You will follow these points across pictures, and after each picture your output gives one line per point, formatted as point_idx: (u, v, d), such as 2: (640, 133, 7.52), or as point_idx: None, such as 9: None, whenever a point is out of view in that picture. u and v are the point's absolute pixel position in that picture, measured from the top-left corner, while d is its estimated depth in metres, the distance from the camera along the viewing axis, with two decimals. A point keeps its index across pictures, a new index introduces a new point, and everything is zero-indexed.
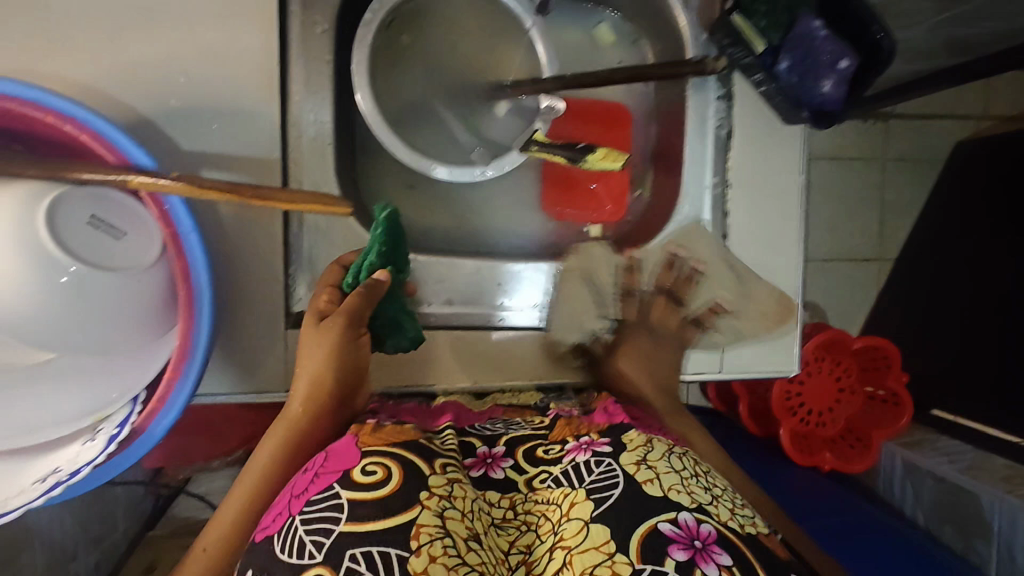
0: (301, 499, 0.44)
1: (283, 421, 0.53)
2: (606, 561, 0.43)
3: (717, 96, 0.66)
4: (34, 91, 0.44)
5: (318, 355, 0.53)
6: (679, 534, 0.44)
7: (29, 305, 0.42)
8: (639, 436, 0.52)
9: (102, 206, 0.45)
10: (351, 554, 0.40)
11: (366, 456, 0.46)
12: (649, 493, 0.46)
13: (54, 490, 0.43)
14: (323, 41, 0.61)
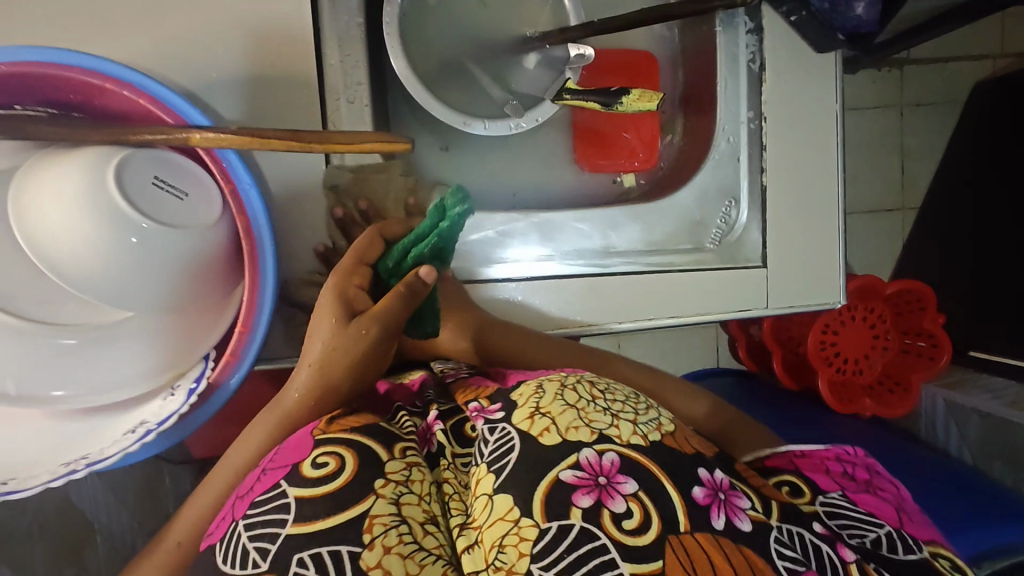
0: (246, 500, 0.42)
1: (279, 412, 0.52)
2: (512, 529, 0.40)
3: (746, 30, 0.66)
4: (93, 59, 0.45)
5: (342, 361, 0.51)
6: (583, 477, 0.42)
7: (105, 264, 0.43)
8: (528, 386, 0.48)
9: (162, 167, 0.46)
10: (297, 559, 0.38)
11: (319, 447, 0.43)
12: (546, 446, 0.43)
13: (146, 437, 0.45)
14: (352, 3, 0.62)
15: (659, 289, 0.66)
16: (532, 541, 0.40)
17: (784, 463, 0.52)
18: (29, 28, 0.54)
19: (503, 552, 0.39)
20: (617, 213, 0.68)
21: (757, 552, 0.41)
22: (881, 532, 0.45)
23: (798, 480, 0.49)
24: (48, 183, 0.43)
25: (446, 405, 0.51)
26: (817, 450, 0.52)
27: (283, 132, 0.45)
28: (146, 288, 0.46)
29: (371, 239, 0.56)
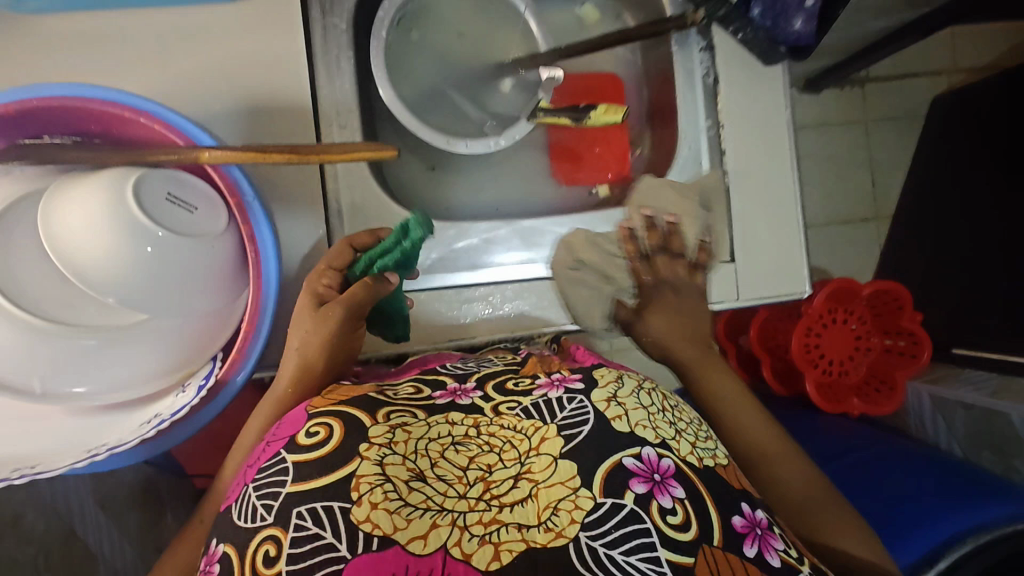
0: (256, 467, 0.45)
1: (274, 398, 0.58)
2: (570, 495, 0.45)
3: (700, 48, 0.73)
4: (113, 92, 0.51)
5: (315, 342, 0.57)
6: (641, 467, 0.47)
7: (125, 270, 0.48)
8: (609, 374, 0.55)
9: (176, 184, 0.51)
10: (296, 513, 0.41)
11: (313, 418, 0.47)
12: (618, 430, 0.49)
13: (161, 425, 0.49)
14: (343, 38, 0.69)
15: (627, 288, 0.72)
16: (586, 511, 0.44)
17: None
18: (65, 76, 0.62)
19: (556, 515, 0.44)
20: (592, 219, 0.74)
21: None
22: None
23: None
24: (76, 201, 0.48)
25: (488, 373, 0.56)
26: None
27: (282, 147, 0.51)
28: (160, 291, 0.50)
29: (340, 249, 0.61)
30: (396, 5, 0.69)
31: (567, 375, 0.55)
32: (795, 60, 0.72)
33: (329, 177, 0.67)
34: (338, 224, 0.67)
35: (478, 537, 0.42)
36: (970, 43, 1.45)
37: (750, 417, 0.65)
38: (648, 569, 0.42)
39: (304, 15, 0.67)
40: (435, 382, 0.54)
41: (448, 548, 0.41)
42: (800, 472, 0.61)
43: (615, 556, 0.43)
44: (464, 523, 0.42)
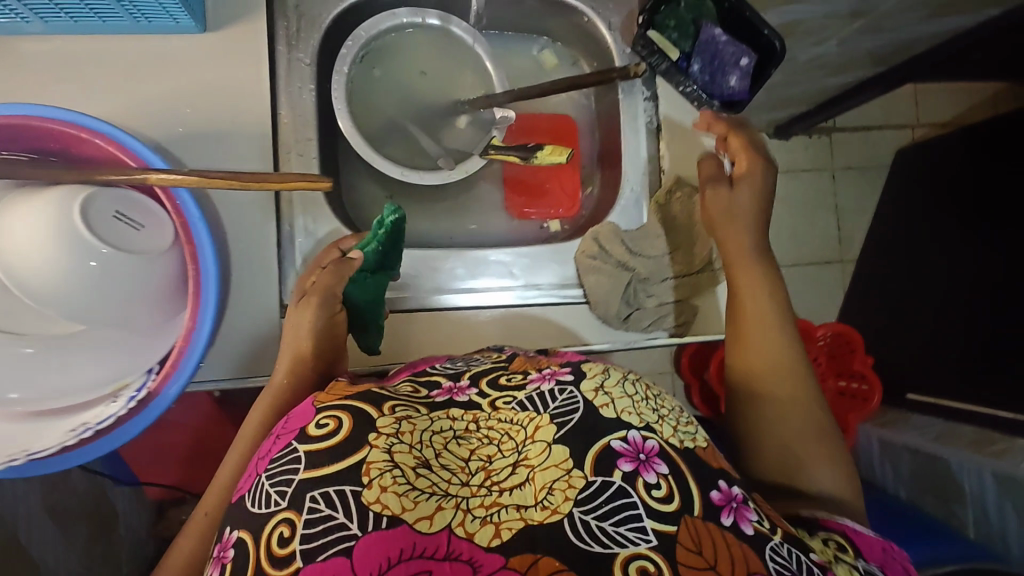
0: (267, 459, 0.46)
1: (268, 392, 0.61)
2: (564, 476, 0.45)
3: (644, 97, 0.78)
4: (70, 113, 0.54)
5: (302, 328, 0.63)
6: (628, 448, 0.46)
7: (66, 282, 0.50)
8: (596, 365, 0.54)
9: (124, 204, 0.54)
10: (310, 496, 0.42)
11: (321, 412, 0.47)
12: (604, 416, 0.48)
13: (85, 434, 0.52)
14: (306, 71, 0.72)
15: (561, 321, 0.75)
16: (580, 488, 0.44)
17: (837, 524, 0.52)
18: (37, 93, 0.65)
19: (552, 493, 0.44)
20: (540, 253, 0.77)
21: (756, 551, 0.44)
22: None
23: (846, 542, 0.50)
24: (24, 215, 0.50)
25: (481, 368, 0.55)
26: (869, 534, 0.52)
27: (225, 174, 0.54)
28: (101, 302, 0.53)
29: (328, 250, 0.68)
30: (360, 44, 0.74)
31: (558, 368, 0.53)
32: (729, 114, 0.78)
33: (286, 204, 0.71)
34: (289, 250, 0.71)
35: (480, 519, 0.42)
36: (932, 101, 1.51)
37: (778, 351, 0.63)
38: (636, 537, 0.43)
39: (271, 48, 0.72)
40: (428, 382, 0.53)
41: (452, 528, 0.41)
42: (807, 418, 0.59)
43: (606, 528, 0.43)
44: (467, 507, 0.43)
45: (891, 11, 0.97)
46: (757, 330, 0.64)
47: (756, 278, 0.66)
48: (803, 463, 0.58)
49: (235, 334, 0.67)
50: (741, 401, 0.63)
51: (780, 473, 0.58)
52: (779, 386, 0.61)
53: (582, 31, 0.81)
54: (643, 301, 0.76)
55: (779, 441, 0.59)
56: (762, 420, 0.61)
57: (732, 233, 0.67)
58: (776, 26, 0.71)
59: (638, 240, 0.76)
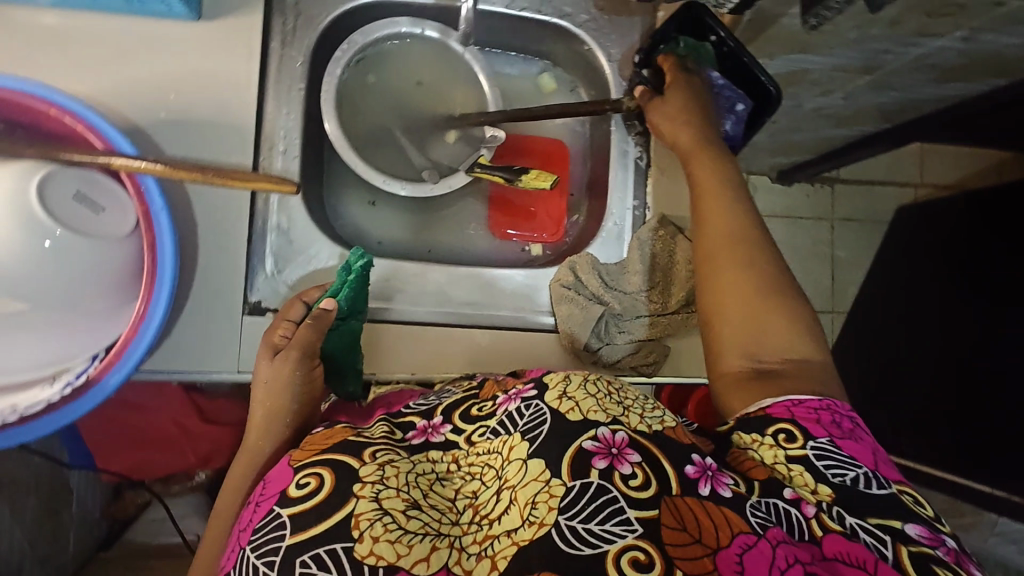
0: (248, 529, 0.45)
1: (243, 457, 0.61)
2: (544, 488, 0.43)
3: (635, 131, 0.77)
4: (42, 89, 0.54)
5: (274, 389, 0.62)
6: (599, 447, 0.45)
7: (13, 261, 0.49)
8: (557, 373, 0.51)
9: (87, 185, 0.53)
10: (300, 562, 0.41)
11: (299, 471, 0.46)
12: (571, 421, 0.46)
13: (9, 416, 0.51)
14: (297, 72, 0.72)
15: (528, 347, 0.74)
16: (560, 497, 0.43)
17: (781, 409, 0.53)
18: (23, 66, 0.64)
19: (536, 508, 0.43)
20: (514, 277, 0.75)
21: (736, 513, 0.44)
22: (859, 473, 0.50)
23: (793, 427, 0.52)
24: None
25: (453, 399, 0.54)
26: (810, 399, 0.54)
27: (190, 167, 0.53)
28: (48, 284, 0.51)
29: (293, 304, 0.65)
30: (356, 48, 0.73)
31: (523, 386, 0.52)
32: None
33: (260, 201, 0.69)
34: (260, 242, 0.69)
35: (476, 555, 0.43)
36: (938, 163, 1.50)
37: (731, 222, 0.63)
38: (622, 531, 0.42)
39: (264, 44, 0.71)
40: (404, 424, 0.53)
41: (450, 566, 0.42)
42: (764, 280, 0.60)
43: (593, 529, 0.42)
44: (461, 545, 0.43)
45: (898, 70, 0.98)
46: (714, 205, 0.65)
47: (709, 156, 0.68)
48: (765, 324, 0.59)
49: (203, 332, 0.66)
50: (702, 278, 0.63)
51: (747, 342, 0.59)
52: (733, 256, 0.61)
53: (581, 58, 0.81)
54: (614, 337, 0.74)
55: (735, 311, 0.60)
56: (721, 293, 0.61)
57: (677, 131, 0.70)
58: (773, 74, 0.69)
59: (613, 274, 0.75)
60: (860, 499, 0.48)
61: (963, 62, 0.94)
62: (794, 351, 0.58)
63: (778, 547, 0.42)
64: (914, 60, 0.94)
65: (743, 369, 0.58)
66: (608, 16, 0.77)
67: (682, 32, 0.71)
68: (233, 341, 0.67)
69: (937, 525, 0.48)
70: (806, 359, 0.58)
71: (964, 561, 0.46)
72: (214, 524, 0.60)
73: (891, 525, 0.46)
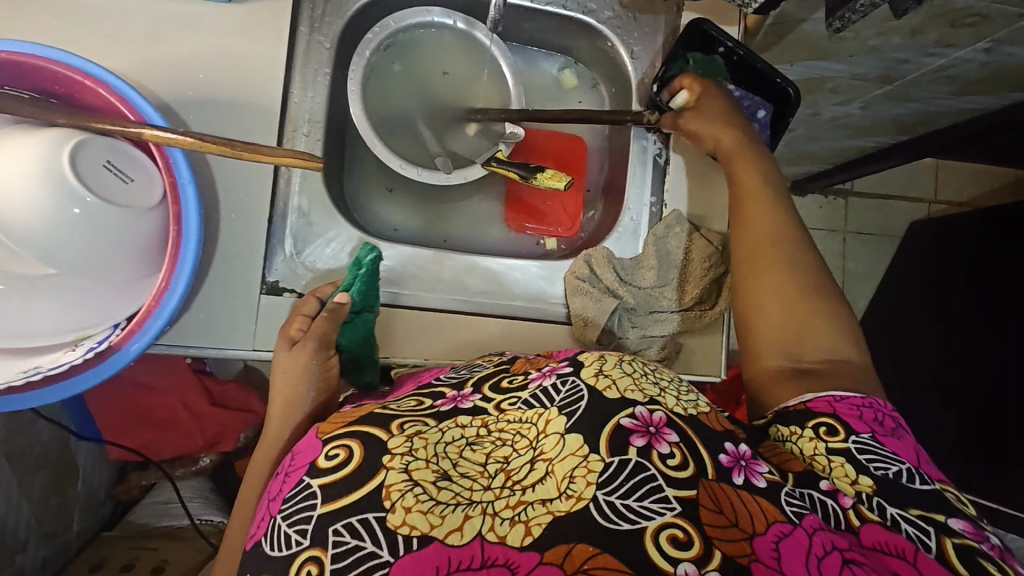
0: (278, 500, 0.48)
1: (264, 443, 0.64)
2: (582, 463, 0.45)
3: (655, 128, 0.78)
4: (79, 60, 0.55)
5: (291, 379, 0.65)
6: (637, 424, 0.46)
7: (45, 225, 0.50)
8: (592, 353, 0.53)
9: (116, 155, 0.54)
10: (333, 530, 0.43)
11: (328, 443, 0.49)
12: (607, 398, 0.48)
13: (33, 377, 0.52)
14: (324, 56, 0.73)
15: (541, 338, 0.74)
16: (598, 472, 0.44)
17: (823, 405, 0.55)
18: (56, 41, 0.66)
19: (574, 482, 0.44)
20: (530, 268, 0.75)
21: (771, 503, 0.44)
22: (903, 468, 0.51)
23: (835, 422, 0.53)
24: (10, 152, 0.50)
25: (483, 373, 0.56)
26: (852, 396, 0.56)
27: (214, 139, 0.53)
28: (78, 251, 0.52)
29: (307, 300, 0.68)
30: (386, 32, 0.74)
31: (557, 364, 0.54)
32: None
33: (282, 180, 0.70)
34: (279, 224, 0.70)
35: (509, 520, 0.43)
36: (953, 179, 1.50)
37: (779, 227, 0.65)
38: (660, 509, 0.43)
39: (293, 28, 0.72)
40: (433, 394, 0.54)
41: (483, 534, 0.42)
42: (809, 285, 0.62)
43: (631, 505, 0.43)
44: (494, 510, 0.44)
45: (918, 81, 1.01)
46: (760, 209, 0.66)
47: (756, 161, 0.68)
48: (808, 326, 0.60)
49: (222, 306, 0.67)
50: (744, 278, 0.64)
51: (788, 342, 0.60)
52: (779, 259, 0.63)
53: (604, 55, 0.81)
54: (626, 331, 0.74)
55: (777, 312, 0.61)
56: (765, 294, 0.62)
57: (719, 133, 0.70)
58: (788, 73, 0.71)
59: (628, 269, 0.75)
60: (903, 492, 0.49)
61: (984, 74, 0.96)
62: (834, 354, 0.60)
63: (814, 535, 0.43)
64: (935, 70, 0.96)
65: (783, 368, 0.60)
66: (633, 13, 0.77)
67: (689, 50, 0.74)
68: (251, 320, 0.68)
69: (979, 522, 0.49)
70: (845, 361, 0.60)
71: (1007, 558, 0.47)
72: (236, 512, 0.62)
73: (932, 517, 0.48)
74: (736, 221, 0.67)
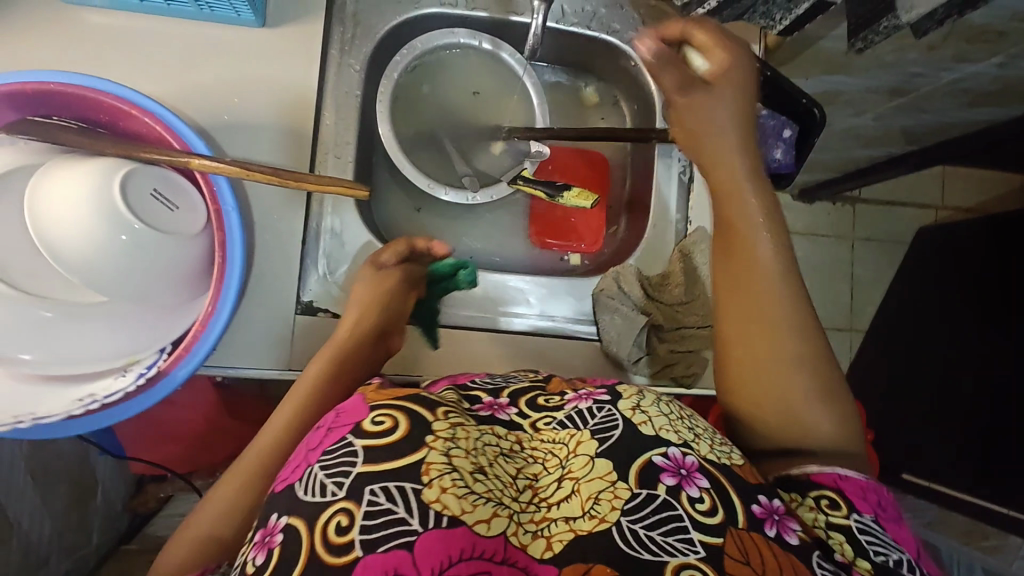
0: (318, 450, 0.46)
1: (331, 344, 0.65)
2: (609, 488, 0.46)
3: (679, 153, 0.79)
4: (126, 90, 0.56)
5: (371, 292, 0.68)
6: (669, 464, 0.47)
7: (96, 253, 0.51)
8: (631, 387, 0.55)
9: (163, 184, 0.55)
10: (369, 490, 0.42)
11: (375, 409, 0.47)
12: (642, 433, 0.49)
13: (92, 407, 0.52)
14: (354, 78, 0.74)
15: (569, 354, 0.75)
16: (625, 500, 0.46)
17: (826, 478, 0.53)
18: (94, 67, 0.67)
19: (598, 504, 0.45)
20: (558, 285, 0.77)
21: (799, 562, 0.45)
22: (902, 557, 0.49)
23: (837, 496, 0.51)
24: (62, 181, 0.51)
25: (519, 387, 0.56)
26: (856, 477, 0.53)
27: (266, 169, 0.55)
28: (127, 277, 0.53)
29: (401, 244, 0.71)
30: (415, 54, 0.75)
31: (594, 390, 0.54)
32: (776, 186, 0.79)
33: (315, 203, 0.71)
34: (313, 244, 0.71)
35: (532, 532, 0.44)
36: (960, 187, 1.52)
37: (777, 295, 0.57)
38: (684, 549, 0.44)
39: (324, 52, 0.73)
40: (470, 396, 0.54)
41: (509, 536, 0.42)
42: (807, 366, 0.55)
43: (654, 537, 0.44)
44: (519, 520, 0.44)
45: (930, 94, 1.02)
46: (757, 277, 0.57)
47: (749, 204, 0.59)
48: (799, 414, 0.55)
49: (256, 326, 0.67)
50: (733, 357, 0.57)
51: (779, 429, 0.56)
52: (772, 339, 0.56)
53: (628, 74, 0.82)
54: (655, 347, 0.76)
55: (767, 399, 0.56)
56: (759, 376, 0.56)
57: (718, 150, 0.61)
58: (813, 95, 0.74)
59: (655, 284, 0.77)
60: None
61: (997, 87, 0.98)
62: (827, 443, 0.55)
63: None
64: (948, 83, 0.97)
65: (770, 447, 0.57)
66: None
67: None
68: (286, 338, 0.68)
69: None
70: (840, 449, 0.55)
71: None
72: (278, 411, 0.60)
73: None
74: (723, 286, 0.59)
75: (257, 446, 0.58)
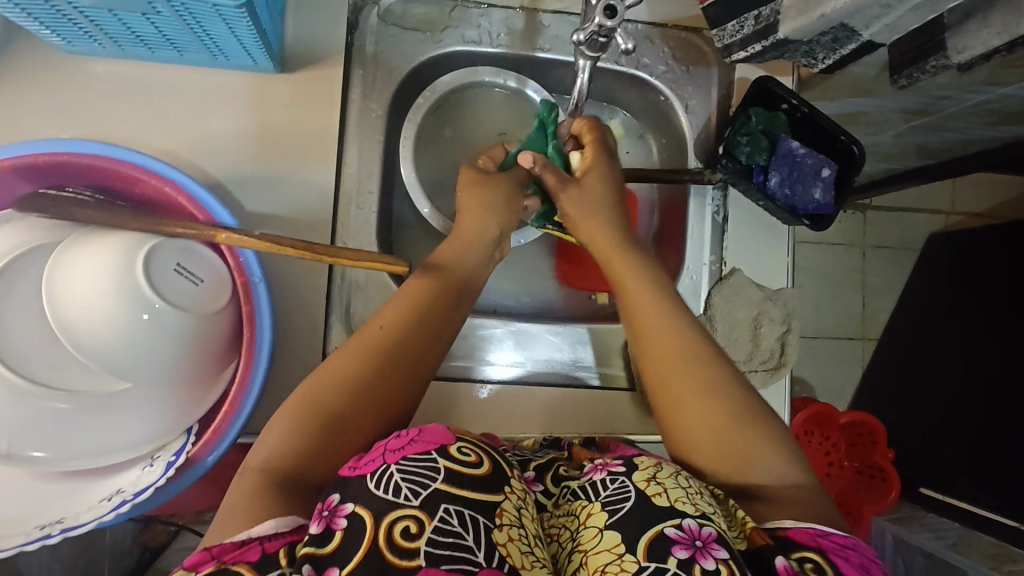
0: (395, 451, 0.43)
1: (454, 240, 0.62)
2: (615, 560, 0.41)
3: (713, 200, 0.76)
4: (144, 158, 0.53)
5: (481, 201, 0.65)
6: (682, 536, 0.41)
7: (119, 337, 0.48)
8: (648, 457, 0.48)
9: (186, 257, 0.52)
10: (444, 508, 0.40)
11: (460, 439, 0.45)
12: (657, 506, 0.43)
13: (121, 507, 0.49)
14: (376, 124, 0.71)
15: (605, 405, 0.72)
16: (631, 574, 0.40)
17: (804, 536, 0.42)
18: (101, 121, 0.63)
19: None
20: (584, 330, 0.75)
21: None
22: None
23: (822, 560, 0.40)
24: (80, 264, 0.48)
25: (546, 460, 0.55)
26: (836, 534, 0.43)
27: (298, 243, 0.51)
28: (151, 361, 0.50)
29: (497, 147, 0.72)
30: (437, 94, 0.75)
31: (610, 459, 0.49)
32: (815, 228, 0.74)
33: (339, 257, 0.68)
34: (339, 299, 0.67)
35: None
36: None
37: (677, 328, 0.55)
38: None
39: (344, 95, 0.70)
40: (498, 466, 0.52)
41: None
42: (732, 391, 0.50)
43: None
44: None
45: (955, 115, 0.94)
46: (654, 317, 0.56)
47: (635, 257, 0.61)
48: (740, 444, 0.48)
49: (281, 387, 0.63)
50: (665, 412, 0.52)
51: (729, 468, 0.48)
52: (701, 402, 0.50)
53: (655, 107, 0.81)
54: None
55: (712, 445, 0.49)
56: (689, 411, 0.50)
57: (595, 230, 0.64)
58: (852, 133, 0.71)
59: None
60: None
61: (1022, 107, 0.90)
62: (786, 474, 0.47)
63: None
64: (975, 105, 0.91)
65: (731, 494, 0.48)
66: (685, 67, 0.77)
67: (752, 106, 0.73)
68: None
69: None
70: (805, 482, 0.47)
71: None
72: (390, 304, 0.55)
73: None
74: (632, 331, 0.57)
75: (371, 333, 0.52)
